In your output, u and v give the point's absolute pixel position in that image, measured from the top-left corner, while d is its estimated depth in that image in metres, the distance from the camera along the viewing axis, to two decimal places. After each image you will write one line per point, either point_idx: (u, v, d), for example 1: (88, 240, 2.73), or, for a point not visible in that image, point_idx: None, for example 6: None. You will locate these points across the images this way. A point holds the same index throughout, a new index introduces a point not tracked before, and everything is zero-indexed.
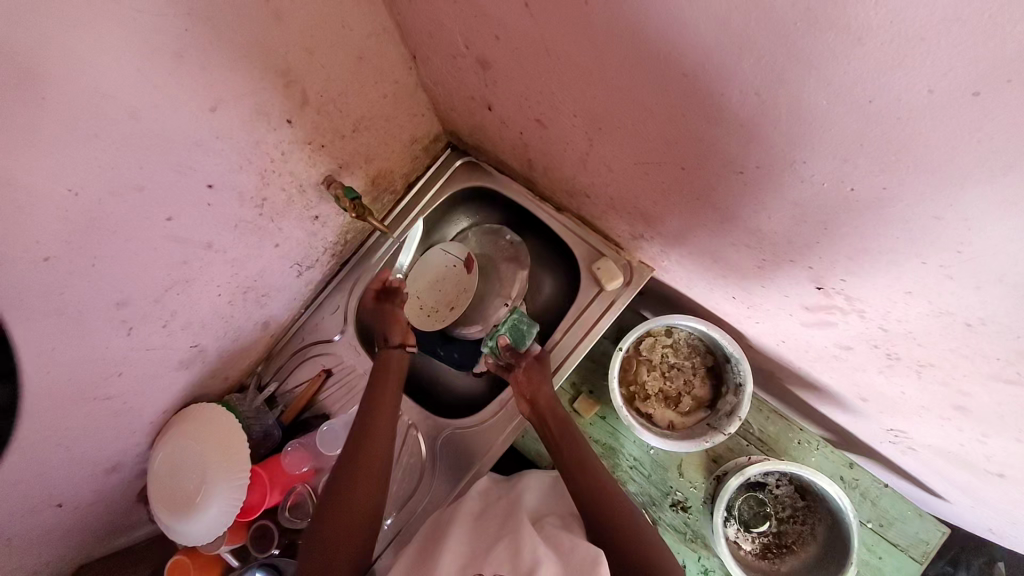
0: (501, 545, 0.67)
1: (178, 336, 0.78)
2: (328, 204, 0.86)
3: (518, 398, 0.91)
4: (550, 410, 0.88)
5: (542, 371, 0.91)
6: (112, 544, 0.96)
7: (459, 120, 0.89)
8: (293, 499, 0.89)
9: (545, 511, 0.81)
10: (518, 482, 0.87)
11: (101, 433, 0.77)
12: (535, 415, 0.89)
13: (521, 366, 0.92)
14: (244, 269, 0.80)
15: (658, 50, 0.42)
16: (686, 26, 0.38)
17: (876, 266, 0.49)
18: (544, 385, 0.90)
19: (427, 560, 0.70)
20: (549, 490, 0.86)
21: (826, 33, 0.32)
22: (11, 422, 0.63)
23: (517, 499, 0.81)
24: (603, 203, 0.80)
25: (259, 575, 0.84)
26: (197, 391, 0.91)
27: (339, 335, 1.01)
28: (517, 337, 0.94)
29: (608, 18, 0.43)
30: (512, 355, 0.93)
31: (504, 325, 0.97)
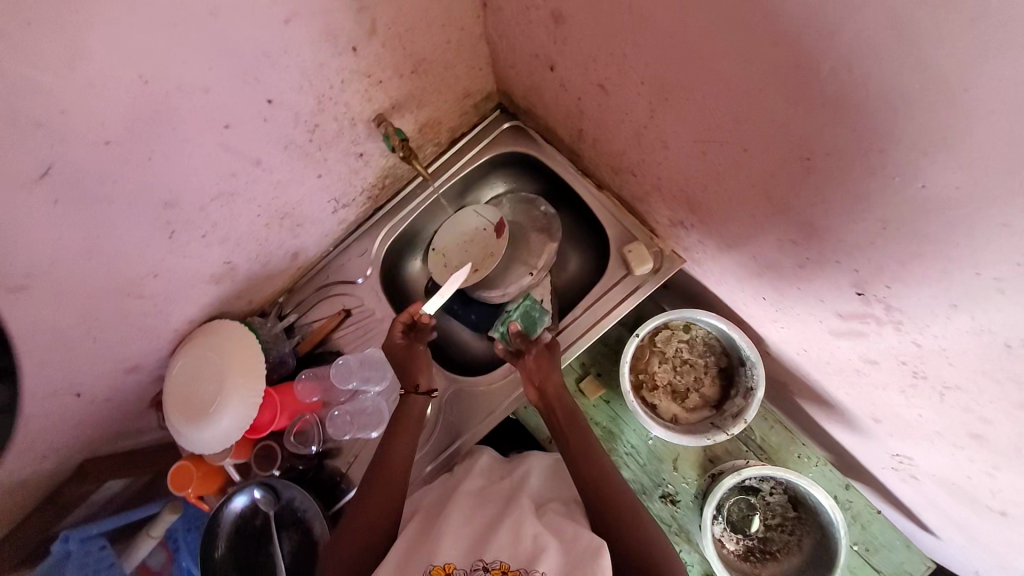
0: (504, 530, 0.69)
1: (214, 250, 0.79)
2: (375, 144, 0.86)
3: (527, 385, 0.90)
4: (559, 400, 0.88)
5: (550, 359, 0.90)
6: (119, 444, 1.00)
7: (517, 81, 0.89)
8: (299, 426, 0.92)
9: (549, 496, 0.82)
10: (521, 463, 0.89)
11: (128, 330, 0.80)
12: (543, 403, 0.89)
13: (531, 353, 0.91)
14: (286, 195, 0.82)
15: (755, 14, 0.41)
16: None
17: (927, 275, 0.48)
18: (554, 375, 0.89)
19: (431, 536, 0.72)
20: (553, 474, 0.87)
21: (942, 9, 0.31)
22: (49, 298, 0.65)
23: (521, 481, 0.83)
24: (649, 184, 0.80)
25: (258, 491, 0.89)
26: (220, 309, 0.93)
27: (362, 279, 1.03)
28: (528, 324, 0.95)
29: None
30: (523, 341, 0.93)
31: (515, 312, 0.98)
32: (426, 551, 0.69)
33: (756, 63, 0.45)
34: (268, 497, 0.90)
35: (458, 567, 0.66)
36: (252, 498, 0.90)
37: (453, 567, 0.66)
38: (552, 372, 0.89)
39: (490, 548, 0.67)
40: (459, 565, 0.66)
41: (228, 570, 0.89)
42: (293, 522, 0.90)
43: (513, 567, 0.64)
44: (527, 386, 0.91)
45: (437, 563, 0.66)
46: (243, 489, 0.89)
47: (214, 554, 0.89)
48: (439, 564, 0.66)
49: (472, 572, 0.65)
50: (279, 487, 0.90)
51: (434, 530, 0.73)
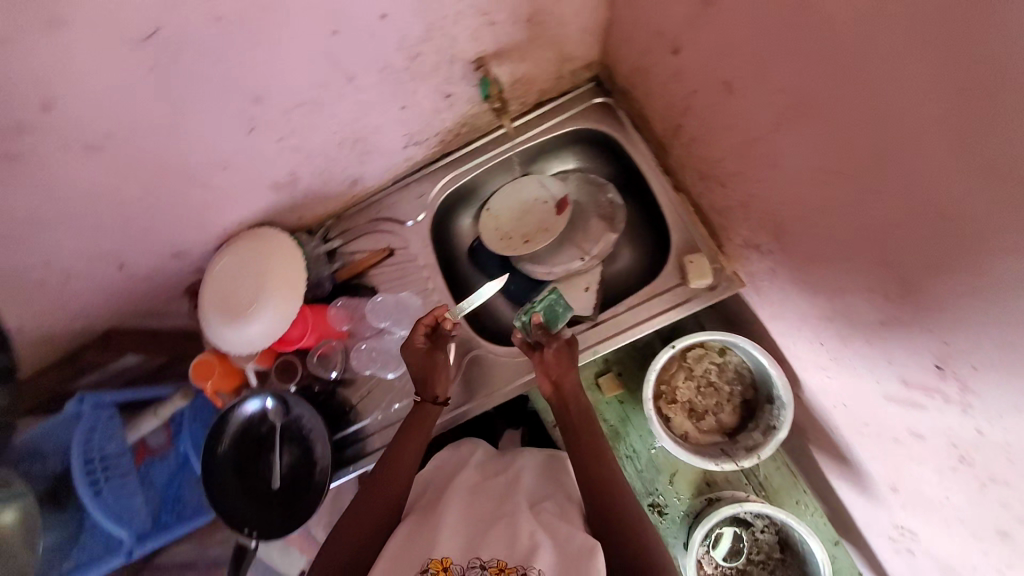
0: (501, 526, 0.69)
1: (284, 157, 0.78)
2: (466, 88, 0.83)
3: (542, 378, 0.90)
4: (573, 398, 0.87)
5: (569, 356, 0.89)
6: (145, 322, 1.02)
7: (626, 55, 0.84)
8: (323, 350, 0.93)
9: (548, 492, 0.83)
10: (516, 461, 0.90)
11: (183, 216, 0.79)
12: (556, 398, 0.89)
13: (551, 347, 0.89)
14: (366, 119, 0.79)
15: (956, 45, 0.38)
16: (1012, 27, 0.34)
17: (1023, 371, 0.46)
18: (571, 373, 0.88)
19: (429, 527, 0.72)
20: (547, 473, 0.89)
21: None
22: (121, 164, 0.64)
23: (516, 476, 0.86)
24: (736, 199, 0.76)
25: (268, 400, 0.90)
26: (271, 217, 0.92)
27: (411, 223, 1.01)
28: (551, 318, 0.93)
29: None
30: (545, 334, 0.90)
31: (539, 303, 0.94)
32: (421, 544, 0.69)
33: (929, 101, 0.42)
34: (279, 409, 0.91)
35: (456, 562, 0.65)
36: (263, 406, 0.91)
37: (449, 562, 0.65)
38: (570, 369, 0.89)
39: (487, 545, 0.67)
40: (456, 561, 0.66)
41: (227, 465, 0.92)
42: (297, 437, 0.93)
43: (510, 565, 0.64)
44: (542, 379, 0.90)
45: (434, 556, 0.65)
46: (254, 395, 0.90)
47: (218, 448, 0.91)
48: (436, 558, 0.65)
49: (469, 567, 0.64)
50: (289, 401, 0.90)
51: (431, 522, 0.73)
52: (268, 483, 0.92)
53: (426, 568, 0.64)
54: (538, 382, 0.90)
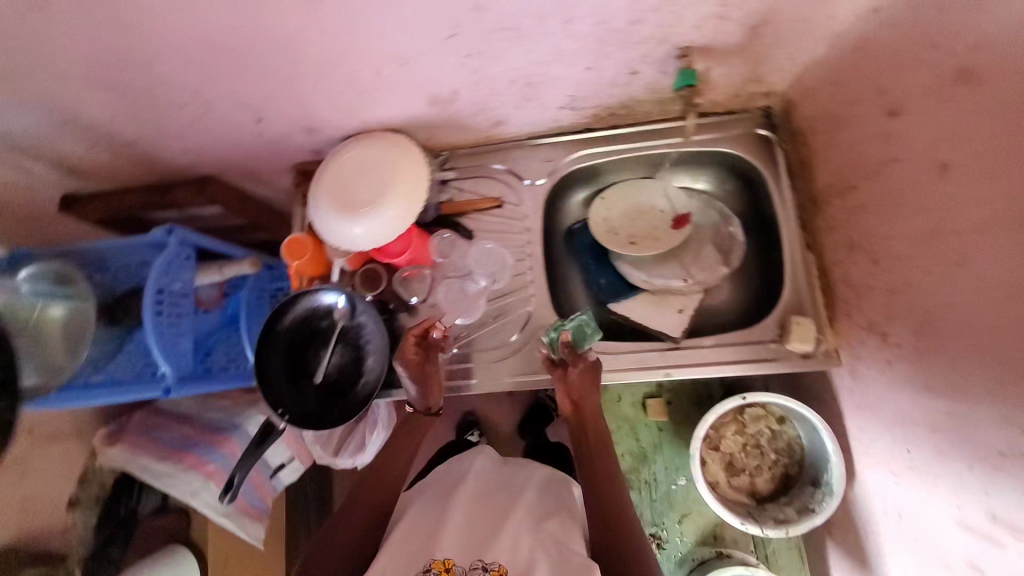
0: (504, 536, 0.80)
1: (458, 74, 0.75)
2: (654, 72, 0.79)
3: (563, 399, 0.86)
4: (592, 420, 0.85)
5: (590, 377, 0.86)
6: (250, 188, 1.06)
7: (826, 99, 0.81)
8: (411, 272, 0.92)
9: (551, 508, 0.88)
10: (522, 474, 0.97)
11: (338, 95, 0.78)
12: (576, 420, 0.84)
13: (576, 366, 0.85)
14: (550, 68, 0.76)
15: None
16: None
17: None
18: (592, 395, 0.85)
19: (433, 528, 0.84)
20: (551, 487, 0.95)
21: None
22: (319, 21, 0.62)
23: (518, 490, 0.93)
24: (884, 281, 0.73)
25: (334, 293, 0.90)
26: (408, 127, 0.90)
27: (528, 182, 0.98)
28: (579, 336, 0.87)
29: None
30: (570, 353, 0.86)
31: (568, 322, 0.89)
32: (428, 544, 0.81)
33: None
34: (347, 311, 0.91)
35: (457, 563, 0.77)
36: (333, 304, 0.91)
37: (450, 563, 0.78)
38: (592, 390, 0.85)
39: (489, 550, 0.78)
40: (457, 563, 0.78)
41: (279, 347, 0.91)
42: (353, 342, 0.92)
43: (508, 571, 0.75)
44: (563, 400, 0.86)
45: (438, 556, 0.78)
46: (324, 288, 0.90)
47: (277, 327, 0.91)
48: (439, 559, 0.78)
49: (471, 569, 0.76)
50: (358, 305, 0.90)
51: (438, 522, 0.85)
52: (310, 377, 0.92)
53: (431, 567, 0.77)
54: (558, 400, 0.86)
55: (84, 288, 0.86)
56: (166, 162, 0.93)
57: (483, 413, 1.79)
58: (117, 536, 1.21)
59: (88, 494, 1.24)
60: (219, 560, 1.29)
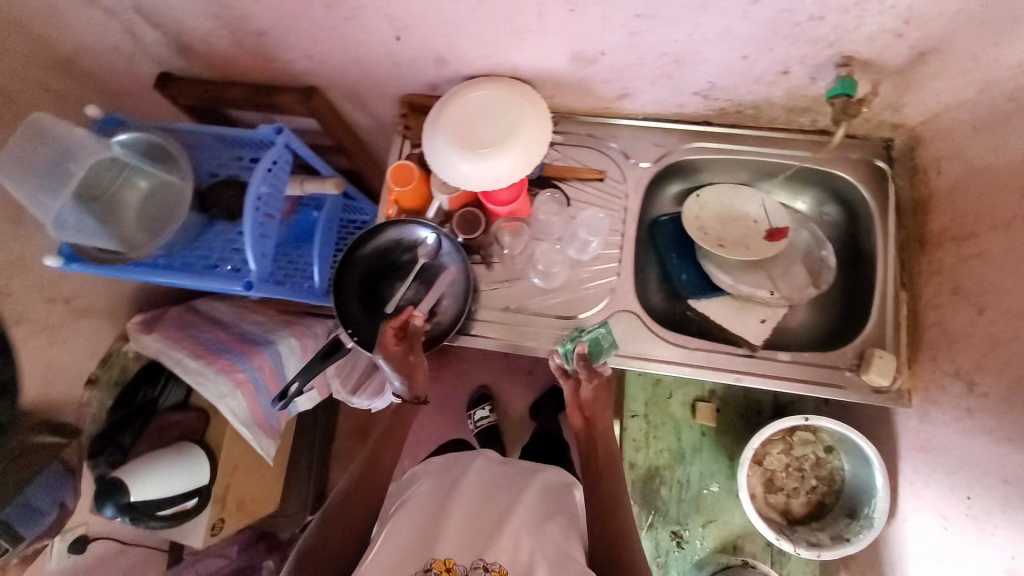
0: (506, 536, 0.80)
1: (615, 34, 0.74)
2: (804, 76, 0.78)
3: (574, 411, 0.93)
4: (603, 437, 0.92)
5: (605, 392, 0.93)
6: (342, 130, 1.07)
7: (962, 141, 0.79)
8: (511, 222, 0.92)
9: (553, 512, 0.89)
10: (528, 477, 0.97)
11: (487, 29, 0.76)
12: (586, 434, 0.93)
13: (591, 382, 0.90)
14: (707, 48, 0.75)
15: None
16: None
17: None
18: (604, 411, 0.93)
19: (434, 528, 0.84)
20: (553, 494, 0.95)
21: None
22: None
23: (519, 489, 0.93)
24: (988, 331, 0.73)
25: (427, 230, 0.89)
26: (535, 80, 0.88)
27: (635, 162, 0.97)
28: (595, 350, 0.90)
29: None
30: (586, 368, 0.89)
31: (585, 334, 0.91)
32: (429, 542, 0.81)
33: None
34: (433, 249, 0.91)
35: (458, 564, 0.77)
36: (419, 239, 0.91)
37: (450, 562, 0.78)
38: (606, 407, 0.93)
39: (490, 550, 0.78)
40: (458, 562, 0.78)
41: (356, 271, 0.91)
42: (430, 282, 0.93)
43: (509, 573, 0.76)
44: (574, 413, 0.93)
45: (439, 557, 0.78)
46: (416, 222, 0.89)
47: (358, 251, 0.90)
48: (440, 559, 0.78)
49: (472, 568, 0.76)
50: (444, 246, 0.91)
51: (438, 520, 0.85)
52: (381, 305, 0.92)
53: (431, 566, 0.77)
54: (572, 414, 0.93)
55: (162, 168, 0.86)
56: (281, 62, 0.91)
57: (500, 386, 1.78)
58: (133, 421, 1.20)
59: (107, 376, 1.19)
60: (228, 465, 1.24)
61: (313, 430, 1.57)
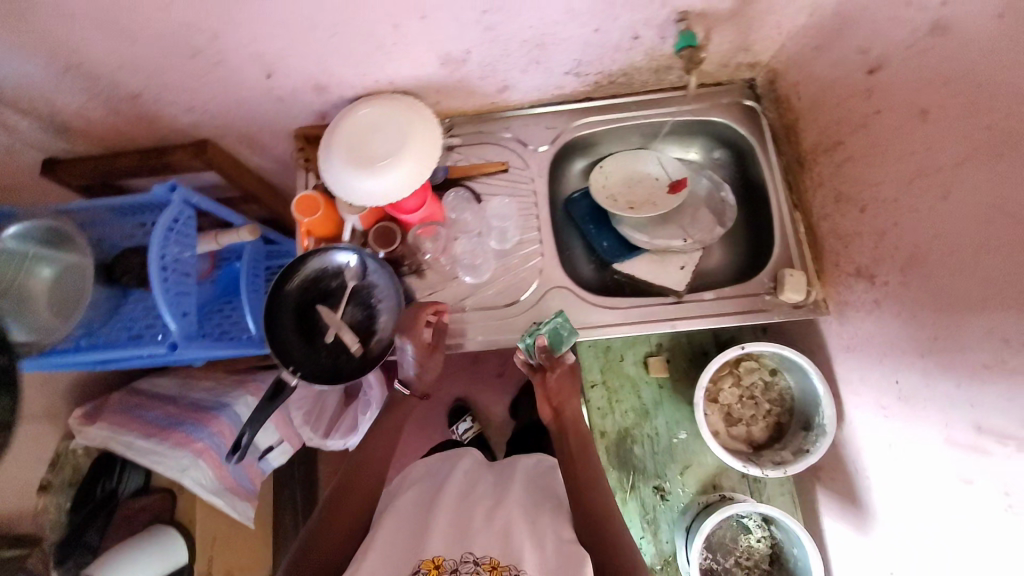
0: (494, 530, 0.77)
1: (472, 30, 0.77)
2: (655, 37, 0.84)
3: (544, 403, 0.98)
4: (573, 424, 0.95)
5: (569, 380, 0.97)
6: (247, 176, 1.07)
7: (808, 65, 0.86)
8: (427, 229, 0.93)
9: (540, 500, 0.88)
10: (514, 472, 0.95)
11: (351, 49, 0.79)
12: (557, 424, 0.96)
13: (553, 372, 0.97)
14: (560, 26, 0.80)
15: None
16: None
17: None
18: (569, 398, 0.96)
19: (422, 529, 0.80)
20: (539, 479, 0.93)
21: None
22: None
23: (506, 485, 0.91)
24: (869, 227, 0.80)
25: (349, 255, 0.90)
26: (415, 90, 0.92)
27: (534, 148, 1.02)
28: (556, 339, 0.92)
29: None
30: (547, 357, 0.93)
31: (543, 325, 0.92)
32: (417, 546, 0.77)
33: None
34: (358, 270, 0.92)
35: (446, 560, 0.73)
36: (342, 263, 0.91)
37: (440, 561, 0.74)
38: (571, 397, 0.97)
39: (478, 544, 0.75)
40: (447, 560, 0.74)
41: (287, 309, 0.90)
42: (365, 301, 0.93)
43: (502, 564, 0.72)
44: (544, 406, 0.98)
45: (427, 557, 0.74)
46: (336, 248, 0.90)
47: (284, 289, 0.90)
48: (428, 558, 0.74)
49: (462, 562, 0.73)
50: (370, 266, 0.92)
51: (425, 520, 0.82)
52: (322, 334, 0.91)
53: (420, 568, 0.73)
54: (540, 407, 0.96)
55: (70, 254, 0.83)
56: (162, 120, 0.91)
57: (472, 395, 1.79)
58: (97, 517, 1.17)
59: (61, 478, 1.14)
60: (207, 538, 1.28)
61: (292, 484, 1.52)
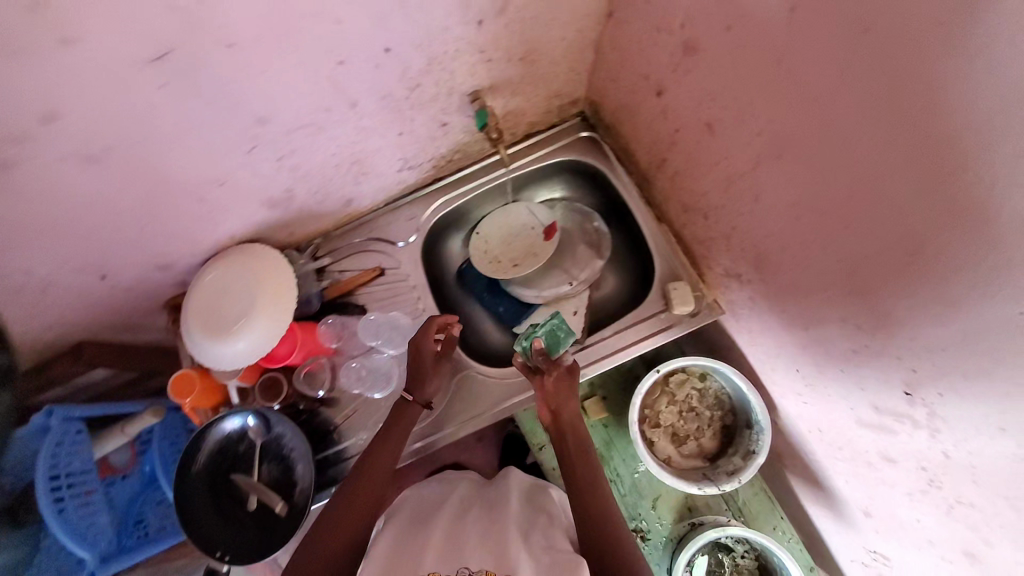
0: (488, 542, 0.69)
1: (280, 175, 0.78)
2: (461, 118, 0.87)
3: (540, 405, 0.89)
4: (572, 427, 0.86)
5: (569, 382, 0.89)
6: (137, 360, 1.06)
7: (613, 94, 0.89)
8: (310, 366, 0.91)
9: (536, 516, 0.79)
10: (506, 486, 0.87)
11: (174, 230, 0.79)
12: (555, 429, 0.86)
13: (551, 374, 0.89)
14: (364, 142, 0.81)
15: (917, 110, 0.42)
16: (969, 93, 0.38)
17: (978, 386, 0.49)
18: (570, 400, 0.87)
19: (416, 542, 0.70)
20: (529, 498, 0.86)
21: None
22: (104, 175, 0.63)
23: (503, 503, 0.81)
24: (718, 229, 0.80)
25: (250, 417, 0.87)
26: (261, 235, 0.92)
27: (402, 244, 1.02)
28: (552, 342, 0.93)
29: (874, 61, 0.44)
30: (545, 359, 0.90)
31: (540, 328, 0.95)
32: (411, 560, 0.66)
33: (891, 151, 0.46)
34: (261, 427, 0.88)
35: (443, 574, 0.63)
36: (244, 424, 0.88)
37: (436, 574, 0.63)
38: (569, 399, 0.87)
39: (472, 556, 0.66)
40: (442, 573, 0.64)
41: (201, 487, 0.87)
42: (278, 454, 0.89)
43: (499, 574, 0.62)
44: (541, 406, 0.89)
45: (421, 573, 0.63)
46: (233, 413, 0.87)
47: (191, 468, 0.87)
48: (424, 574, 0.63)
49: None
50: (270, 419, 0.87)
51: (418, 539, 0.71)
52: (244, 502, 0.88)
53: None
54: (537, 410, 0.88)
55: None
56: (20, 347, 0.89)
57: None
58: None
59: None
60: None
61: None
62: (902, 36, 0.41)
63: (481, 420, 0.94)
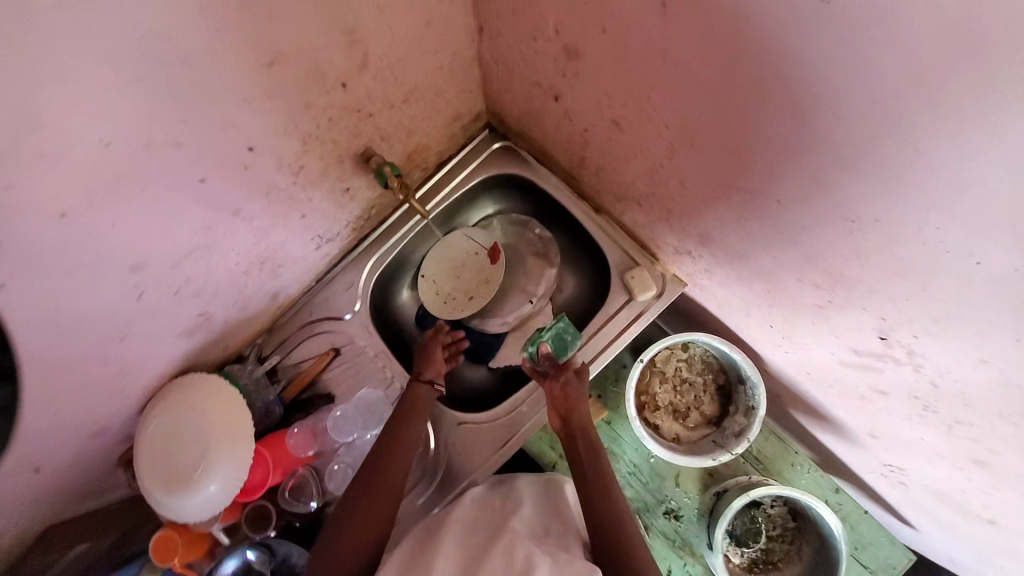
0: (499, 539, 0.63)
1: (187, 303, 0.70)
2: (362, 177, 0.80)
3: (551, 411, 0.87)
4: (585, 427, 0.84)
5: (581, 386, 0.86)
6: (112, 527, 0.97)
7: (511, 103, 0.83)
8: (294, 482, 0.86)
9: (550, 518, 0.74)
10: (511, 490, 0.81)
11: (96, 399, 0.71)
12: (566, 434, 0.84)
13: (559, 379, 0.87)
14: (267, 238, 0.74)
15: (821, 86, 0.39)
16: (867, 61, 0.35)
17: (947, 323, 0.48)
18: (581, 405, 0.85)
19: (426, 555, 0.64)
20: (541, 497, 0.80)
21: (1009, 107, 0.31)
22: None
23: (513, 506, 0.75)
24: (656, 214, 0.77)
25: (251, 553, 0.82)
26: (193, 362, 0.84)
27: (349, 315, 0.95)
28: (560, 346, 0.91)
29: (762, 44, 0.40)
30: (552, 363, 0.89)
31: (546, 332, 0.93)
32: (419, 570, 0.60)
33: (807, 126, 0.43)
34: (263, 557, 0.82)
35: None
36: (245, 561, 0.82)
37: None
38: (578, 404, 0.85)
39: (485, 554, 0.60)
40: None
41: None
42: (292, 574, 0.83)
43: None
44: (552, 412, 0.87)
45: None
46: (234, 556, 0.81)
47: None
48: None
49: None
50: (274, 545, 0.82)
51: (429, 550, 0.65)
52: None
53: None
54: (549, 417, 0.87)
55: None
56: None
57: None
58: None
59: None
60: None
61: None
62: (784, 22, 0.38)
63: (486, 468, 0.90)
